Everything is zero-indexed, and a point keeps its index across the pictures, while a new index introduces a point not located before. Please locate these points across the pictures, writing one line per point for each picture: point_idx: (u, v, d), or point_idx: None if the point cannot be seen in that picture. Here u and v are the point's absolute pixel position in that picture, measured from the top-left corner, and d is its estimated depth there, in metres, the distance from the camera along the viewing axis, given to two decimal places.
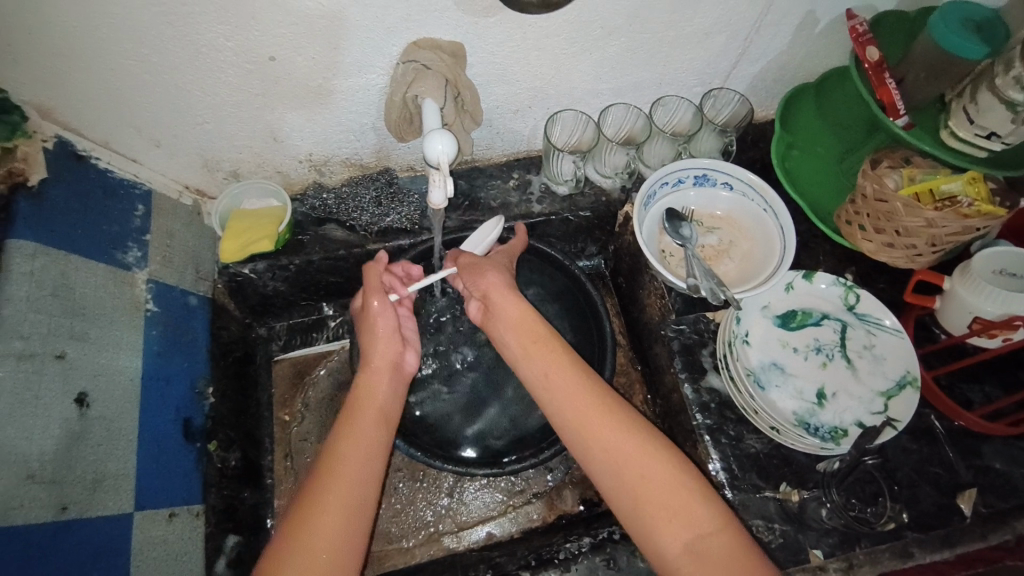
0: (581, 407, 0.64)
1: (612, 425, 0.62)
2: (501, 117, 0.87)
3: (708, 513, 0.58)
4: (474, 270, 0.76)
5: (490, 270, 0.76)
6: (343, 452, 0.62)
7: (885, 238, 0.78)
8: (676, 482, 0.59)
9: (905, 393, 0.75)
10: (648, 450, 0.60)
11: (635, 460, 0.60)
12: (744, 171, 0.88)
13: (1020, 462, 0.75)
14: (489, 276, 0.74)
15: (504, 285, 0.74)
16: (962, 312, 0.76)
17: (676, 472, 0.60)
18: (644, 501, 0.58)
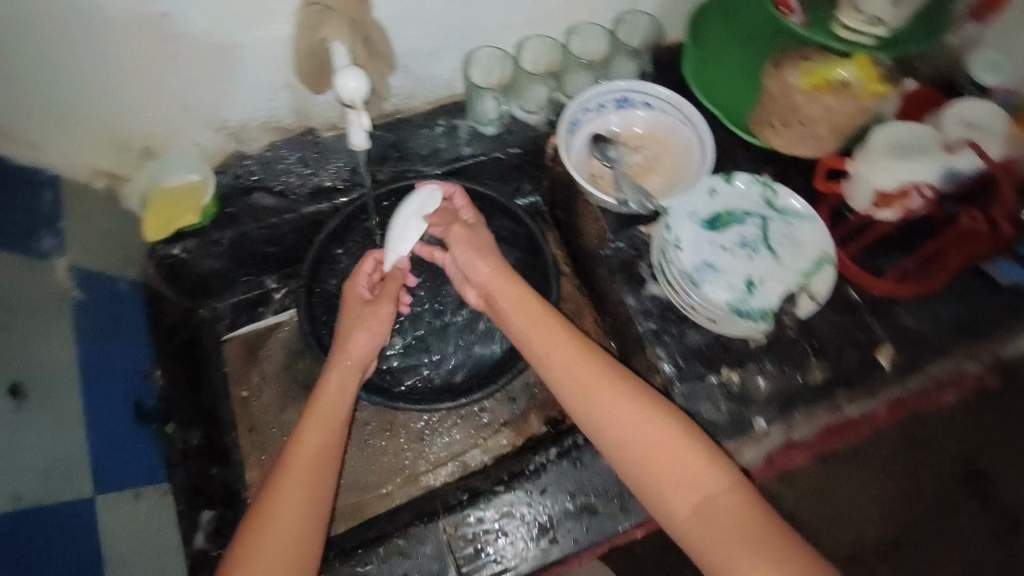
0: (582, 383, 0.67)
1: (610, 398, 0.66)
2: (419, 62, 0.85)
3: (708, 477, 0.61)
4: (469, 256, 0.79)
5: (483, 255, 0.79)
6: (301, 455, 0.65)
7: (792, 129, 0.84)
8: (676, 448, 0.62)
9: (822, 271, 0.82)
10: (651, 420, 0.64)
11: (631, 430, 0.64)
12: (660, 87, 0.91)
13: (925, 317, 0.85)
14: (483, 265, 0.78)
15: (505, 278, 0.77)
16: (865, 189, 0.82)
17: (673, 439, 0.63)
18: (656, 478, 0.62)
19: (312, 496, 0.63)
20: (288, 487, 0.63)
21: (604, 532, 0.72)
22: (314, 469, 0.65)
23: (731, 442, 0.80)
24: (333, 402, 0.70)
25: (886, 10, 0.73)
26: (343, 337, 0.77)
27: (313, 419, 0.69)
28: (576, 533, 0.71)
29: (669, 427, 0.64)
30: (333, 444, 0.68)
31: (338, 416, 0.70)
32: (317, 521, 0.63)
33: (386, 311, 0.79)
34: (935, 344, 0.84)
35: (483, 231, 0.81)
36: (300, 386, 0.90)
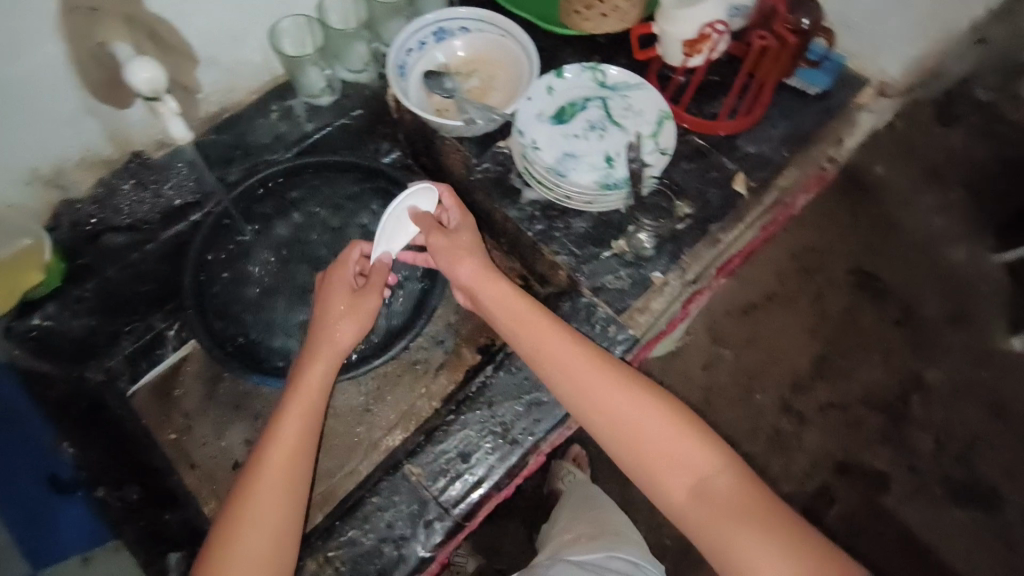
0: (569, 369, 0.67)
1: (603, 379, 0.66)
2: (223, 50, 0.82)
3: (706, 458, 0.61)
4: (449, 258, 0.76)
5: (465, 254, 0.75)
6: (274, 455, 0.63)
7: (597, 11, 0.90)
8: (671, 430, 0.62)
9: (665, 127, 0.90)
10: (643, 406, 0.64)
11: (624, 414, 0.64)
12: (468, 9, 0.94)
13: (763, 140, 0.96)
14: (472, 260, 0.75)
15: (480, 267, 0.75)
16: (675, 43, 0.89)
17: (664, 417, 0.63)
18: (648, 463, 0.62)
19: (288, 494, 0.62)
20: (264, 499, 0.61)
21: (555, 417, 0.77)
22: (290, 475, 0.63)
23: (639, 301, 0.85)
24: (309, 396, 0.67)
25: None
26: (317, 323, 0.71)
27: (292, 415, 0.66)
28: (531, 428, 0.77)
29: (661, 406, 0.64)
30: (310, 440, 0.65)
31: (315, 410, 0.67)
32: (294, 518, 0.62)
33: (373, 304, 0.72)
34: (777, 160, 0.95)
35: (460, 231, 0.77)
36: (230, 409, 0.87)
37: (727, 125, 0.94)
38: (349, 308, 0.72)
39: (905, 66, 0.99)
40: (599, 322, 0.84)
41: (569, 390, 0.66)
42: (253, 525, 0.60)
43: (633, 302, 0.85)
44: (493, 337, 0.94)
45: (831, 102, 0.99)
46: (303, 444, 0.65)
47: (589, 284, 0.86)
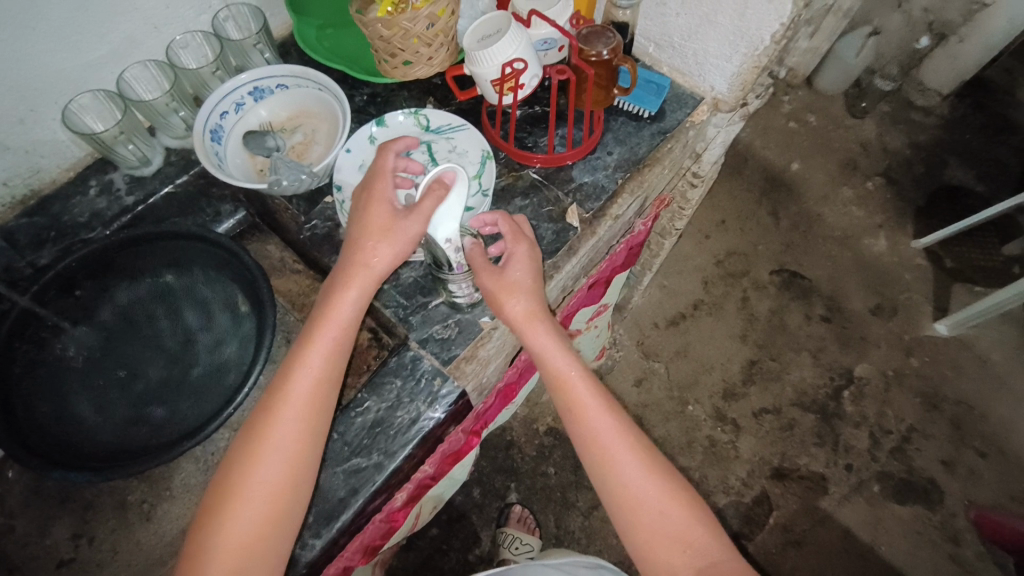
0: (600, 439, 0.74)
1: (622, 441, 0.74)
2: (10, 134, 0.81)
3: (695, 528, 0.70)
4: (501, 294, 0.77)
5: (510, 294, 0.77)
6: (304, 383, 0.67)
7: (403, 59, 0.87)
8: (669, 499, 0.72)
9: (487, 166, 0.89)
10: (657, 482, 0.72)
11: (632, 473, 0.72)
12: (284, 67, 0.93)
13: (597, 168, 0.96)
14: (522, 303, 0.77)
15: (541, 313, 0.78)
16: (487, 84, 0.89)
17: (665, 486, 0.72)
18: (652, 536, 0.70)
19: (315, 417, 0.67)
20: (286, 419, 0.65)
21: (373, 483, 0.74)
22: (317, 392, 0.68)
23: (467, 350, 0.82)
24: (339, 328, 0.71)
25: None
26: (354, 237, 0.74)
27: (321, 342, 0.69)
28: (349, 498, 0.73)
29: (666, 478, 0.73)
30: (337, 372, 0.70)
31: (345, 345, 0.71)
32: (318, 437, 0.67)
33: (413, 233, 0.73)
34: (611, 188, 0.94)
35: (512, 269, 0.78)
36: (56, 500, 0.83)
37: (563, 156, 0.94)
38: (386, 228, 0.73)
39: (732, 83, 0.98)
40: (421, 376, 0.81)
41: (594, 447, 0.74)
42: (275, 440, 0.65)
43: (462, 350, 0.82)
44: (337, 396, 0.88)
45: (664, 124, 1.00)
46: (332, 373, 0.69)
47: (415, 335, 0.83)
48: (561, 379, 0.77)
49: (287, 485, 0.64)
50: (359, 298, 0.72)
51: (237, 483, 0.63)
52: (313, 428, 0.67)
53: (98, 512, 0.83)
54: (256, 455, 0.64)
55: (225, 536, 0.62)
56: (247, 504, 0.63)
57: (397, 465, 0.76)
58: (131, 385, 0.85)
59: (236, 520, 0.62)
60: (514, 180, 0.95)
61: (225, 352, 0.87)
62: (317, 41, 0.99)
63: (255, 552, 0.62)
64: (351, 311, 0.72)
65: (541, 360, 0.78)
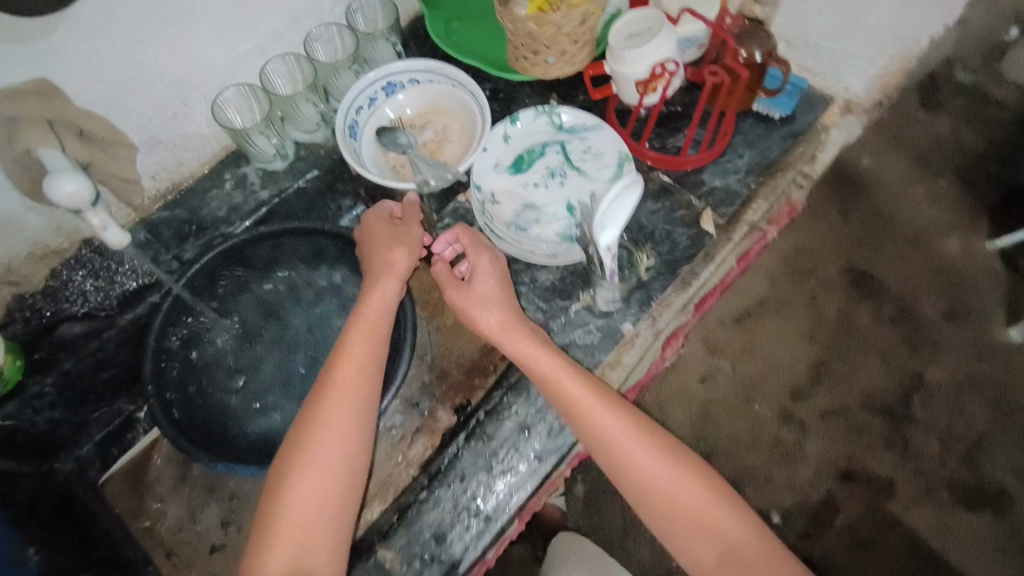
0: (607, 438, 0.72)
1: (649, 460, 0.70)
2: (163, 130, 0.81)
3: (715, 505, 0.69)
4: (473, 305, 0.77)
5: (478, 306, 0.77)
6: (342, 371, 0.71)
7: (544, 56, 0.86)
8: (685, 479, 0.70)
9: (626, 169, 0.88)
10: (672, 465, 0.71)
11: (669, 489, 0.69)
12: (417, 62, 0.92)
13: (730, 172, 0.94)
14: (491, 312, 0.77)
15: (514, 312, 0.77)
16: (627, 84, 0.86)
17: (704, 494, 0.69)
18: (676, 521, 0.68)
19: (360, 403, 0.70)
20: (333, 405, 0.69)
21: (526, 487, 0.80)
22: (358, 379, 0.71)
23: (611, 356, 0.83)
24: (372, 317, 0.74)
25: None
26: (374, 253, 0.78)
27: (354, 334, 0.73)
28: (504, 501, 0.79)
29: (705, 485, 0.70)
30: (376, 360, 0.73)
31: (379, 332, 0.74)
32: (366, 422, 0.70)
33: (417, 233, 0.79)
34: (745, 192, 0.92)
35: (479, 285, 0.78)
36: (201, 490, 0.85)
37: (691, 159, 0.92)
38: (394, 237, 0.79)
39: (871, 85, 0.98)
40: None
41: (603, 450, 0.72)
42: (329, 418, 0.69)
43: (606, 356, 0.83)
44: (467, 396, 0.87)
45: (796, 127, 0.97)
46: (369, 360, 0.72)
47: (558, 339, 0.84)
48: (579, 409, 0.73)
49: (336, 471, 0.67)
50: (387, 292, 0.76)
51: (297, 457, 0.67)
52: (364, 411, 0.70)
53: (242, 502, 0.85)
54: (310, 436, 0.68)
55: (286, 511, 0.65)
56: (308, 477, 0.66)
57: (547, 470, 0.81)
58: (274, 382, 0.84)
59: (295, 499, 0.66)
60: (646, 181, 0.93)
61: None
62: (444, 34, 0.96)
63: (314, 525, 0.65)
64: (380, 307, 0.75)
65: (553, 386, 0.74)
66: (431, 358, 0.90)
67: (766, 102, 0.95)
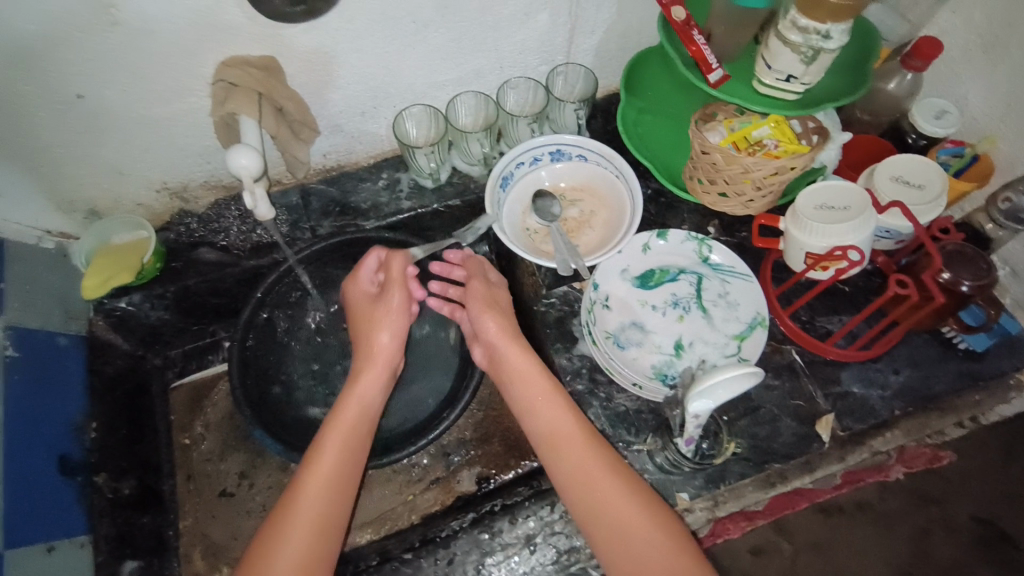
0: (579, 467, 0.67)
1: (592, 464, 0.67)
2: (349, 121, 0.88)
3: (677, 557, 0.61)
4: (478, 309, 0.79)
5: (487, 309, 0.79)
6: (317, 469, 0.66)
7: (719, 188, 0.80)
8: (644, 519, 0.63)
9: (755, 333, 0.80)
10: (636, 502, 0.65)
11: (627, 518, 0.63)
12: (594, 142, 0.91)
13: (876, 384, 0.81)
14: (490, 319, 0.78)
15: (510, 332, 0.78)
16: (798, 251, 0.80)
17: (646, 513, 0.64)
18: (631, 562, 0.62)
19: (335, 499, 0.65)
20: (308, 492, 0.65)
21: None
22: (338, 472, 0.67)
23: None
24: (351, 416, 0.72)
25: (800, 69, 0.70)
26: (366, 335, 0.78)
27: (333, 435, 0.69)
28: None
29: (650, 507, 0.64)
30: (352, 469, 0.68)
31: (355, 440, 0.70)
32: (337, 522, 0.65)
33: (397, 301, 0.78)
34: (883, 416, 0.80)
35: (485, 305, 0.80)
36: (239, 434, 0.93)
37: (834, 349, 0.81)
38: (398, 309, 0.78)
39: None
40: None
41: (569, 477, 0.67)
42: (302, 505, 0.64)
43: None
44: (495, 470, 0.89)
45: (979, 368, 0.82)
46: (343, 463, 0.68)
47: None
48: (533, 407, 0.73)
49: (306, 574, 0.61)
50: (370, 399, 0.74)
51: (264, 545, 0.62)
52: (338, 506, 0.65)
53: (264, 463, 0.90)
54: (280, 521, 0.63)
55: None
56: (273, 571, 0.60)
57: None
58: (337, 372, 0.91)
59: None
60: (771, 353, 0.84)
61: (419, 378, 0.90)
62: (632, 124, 0.94)
63: None
64: (360, 415, 0.73)
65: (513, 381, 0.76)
66: (479, 415, 0.93)
67: (964, 335, 0.82)
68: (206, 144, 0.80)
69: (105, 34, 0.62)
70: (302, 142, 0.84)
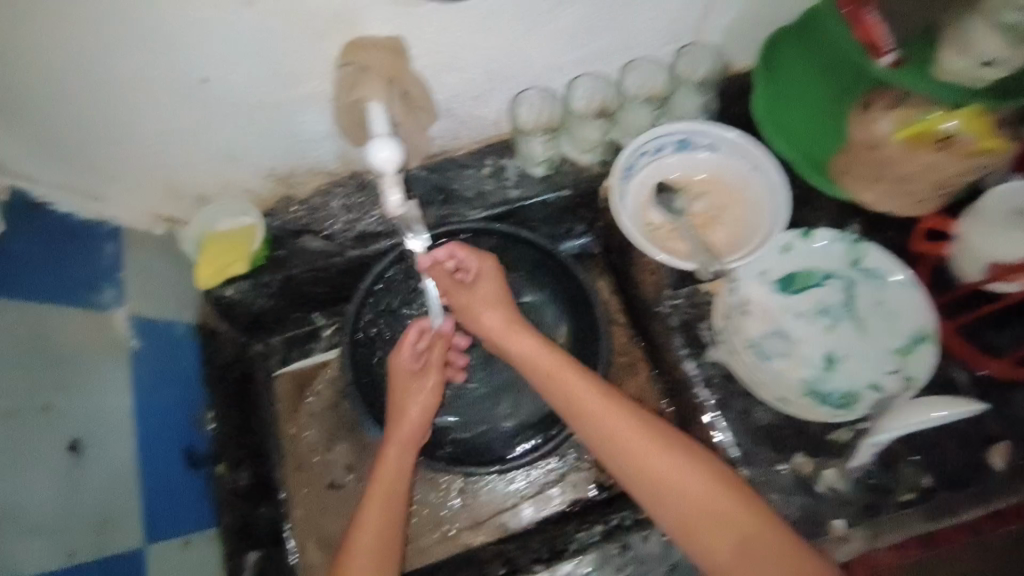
0: (609, 431, 0.68)
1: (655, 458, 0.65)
2: (462, 105, 0.80)
3: (718, 496, 0.62)
4: (476, 308, 0.80)
5: (487, 302, 0.79)
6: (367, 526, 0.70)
7: (883, 185, 0.71)
8: (678, 467, 0.65)
9: (920, 350, 0.71)
10: (666, 455, 0.65)
11: (664, 472, 0.64)
12: (728, 129, 0.81)
13: None
14: (494, 308, 0.79)
15: (504, 320, 0.78)
16: (972, 259, 0.69)
17: (679, 459, 0.65)
18: (677, 514, 0.63)
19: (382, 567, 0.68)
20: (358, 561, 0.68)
21: None
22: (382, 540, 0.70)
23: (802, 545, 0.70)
24: (391, 484, 0.74)
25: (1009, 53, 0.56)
26: (398, 409, 0.78)
27: (375, 504, 0.72)
28: None
29: (679, 453, 0.65)
30: (394, 529, 0.72)
31: (394, 498, 0.73)
32: None
33: (431, 383, 0.80)
34: None
35: (478, 293, 0.80)
36: (345, 427, 0.91)
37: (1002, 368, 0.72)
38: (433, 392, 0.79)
39: None
40: None
41: (608, 437, 0.68)
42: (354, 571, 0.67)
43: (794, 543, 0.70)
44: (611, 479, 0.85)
45: None
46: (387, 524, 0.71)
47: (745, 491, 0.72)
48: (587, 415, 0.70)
49: None
50: (406, 455, 0.76)
51: None
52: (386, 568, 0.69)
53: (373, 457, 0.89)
54: None
55: None
56: None
57: None
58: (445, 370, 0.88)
59: None
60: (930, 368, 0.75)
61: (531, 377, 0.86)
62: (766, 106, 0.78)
63: None
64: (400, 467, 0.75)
65: (557, 386, 0.73)
66: None
67: None
68: (319, 130, 0.76)
69: (234, 16, 0.57)
70: (426, 131, 0.79)
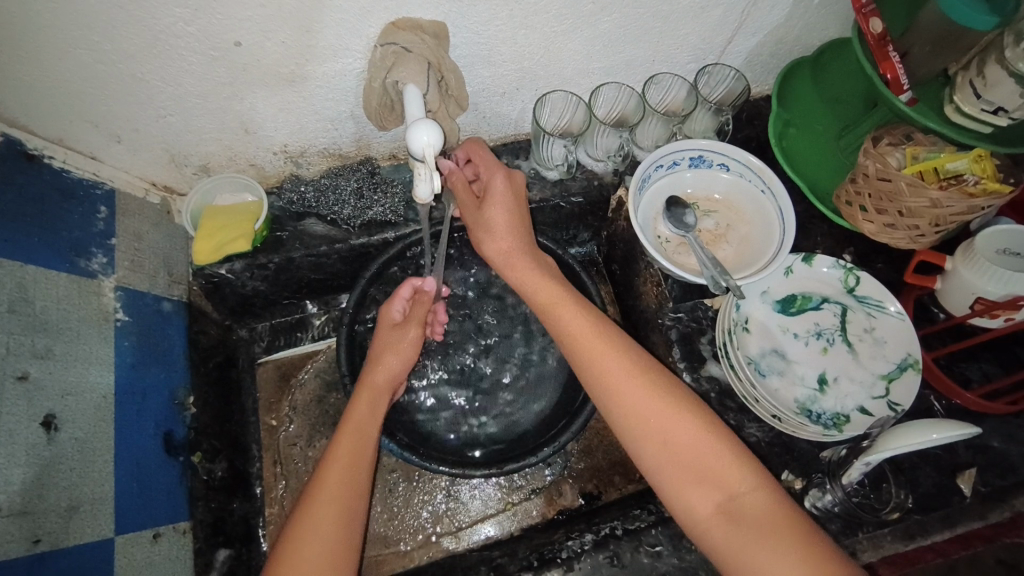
0: (592, 343, 0.64)
1: (650, 398, 0.59)
2: (487, 101, 0.81)
3: (702, 431, 0.58)
4: (477, 226, 0.71)
5: (492, 221, 0.70)
6: (334, 472, 0.61)
7: (887, 219, 0.75)
8: (659, 391, 0.60)
9: (906, 376, 0.75)
10: (651, 378, 0.61)
11: (645, 397, 0.60)
12: (741, 151, 0.84)
13: (1018, 440, 0.76)
14: (498, 220, 0.70)
15: (507, 229, 0.70)
16: (964, 294, 0.76)
17: (661, 389, 0.60)
18: (653, 436, 0.58)
19: (348, 516, 0.59)
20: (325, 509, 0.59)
21: None
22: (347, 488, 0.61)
23: None
24: (365, 432, 0.67)
25: (1016, 102, 0.66)
26: (375, 359, 0.73)
27: (344, 446, 0.64)
28: None
29: (662, 381, 0.61)
30: (362, 477, 0.63)
31: (366, 445, 0.65)
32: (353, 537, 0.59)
33: (413, 338, 0.76)
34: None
35: (487, 207, 0.70)
36: (329, 421, 0.88)
37: (989, 406, 0.75)
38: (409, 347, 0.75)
39: None
40: None
41: (590, 362, 0.63)
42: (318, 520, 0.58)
43: None
44: (600, 488, 0.86)
45: None
46: (358, 465, 0.63)
47: None
48: (583, 357, 0.64)
49: None
50: (377, 406, 0.70)
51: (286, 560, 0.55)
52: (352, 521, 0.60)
53: None
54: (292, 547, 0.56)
55: None
56: None
57: None
58: (440, 374, 0.83)
59: None
60: None
61: (531, 386, 0.82)
62: (778, 137, 0.89)
63: None
64: (370, 419, 0.68)
65: (554, 316, 0.68)
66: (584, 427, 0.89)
67: None
68: (341, 109, 0.73)
69: None
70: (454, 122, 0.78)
